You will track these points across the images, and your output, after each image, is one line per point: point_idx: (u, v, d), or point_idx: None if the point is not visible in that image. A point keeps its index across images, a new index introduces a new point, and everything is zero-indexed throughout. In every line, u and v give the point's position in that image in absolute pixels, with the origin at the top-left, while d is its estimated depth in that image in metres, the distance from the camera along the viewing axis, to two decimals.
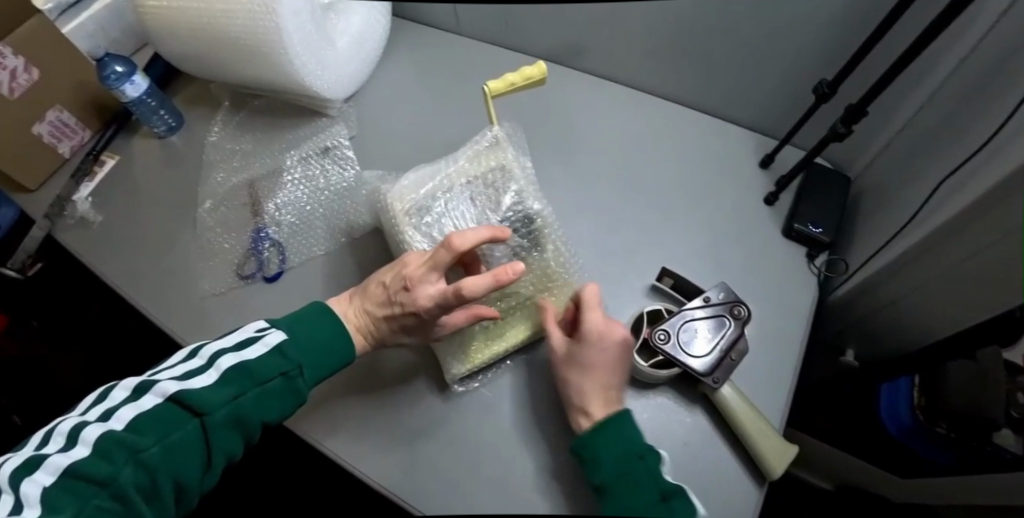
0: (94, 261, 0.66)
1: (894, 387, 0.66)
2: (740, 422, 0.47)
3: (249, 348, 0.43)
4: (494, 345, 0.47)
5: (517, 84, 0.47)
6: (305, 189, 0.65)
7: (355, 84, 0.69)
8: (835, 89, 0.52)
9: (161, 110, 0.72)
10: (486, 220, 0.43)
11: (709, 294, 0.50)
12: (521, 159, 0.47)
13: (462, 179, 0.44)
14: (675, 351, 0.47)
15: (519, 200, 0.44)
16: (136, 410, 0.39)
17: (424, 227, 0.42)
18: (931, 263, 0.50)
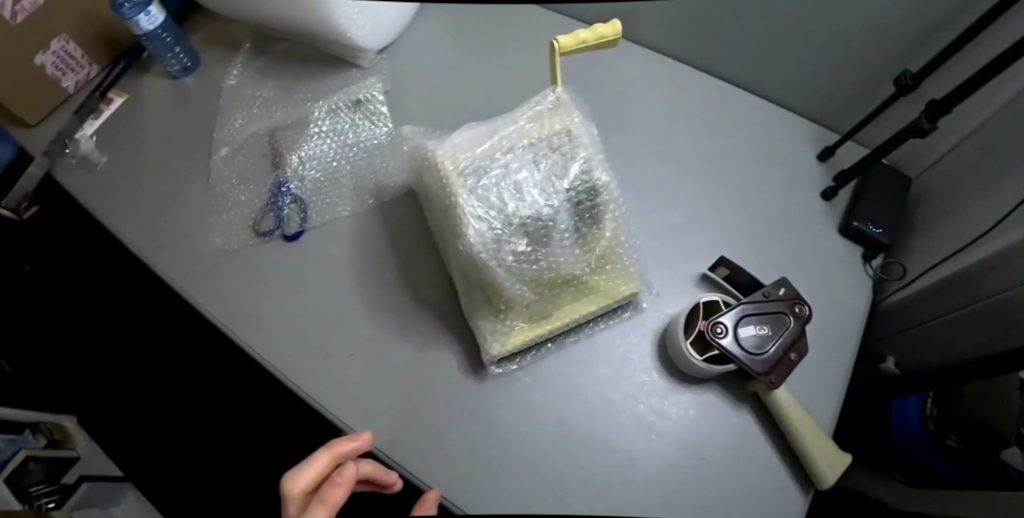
0: (99, 206, 0.62)
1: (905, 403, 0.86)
2: (794, 427, 0.44)
3: None
4: (537, 328, 0.43)
5: (589, 43, 0.42)
6: (333, 144, 0.61)
7: (390, 37, 0.64)
8: (919, 82, 0.49)
9: (176, 48, 0.66)
10: (549, 188, 0.39)
11: (769, 289, 0.46)
12: (586, 125, 0.42)
13: (524, 141, 0.40)
14: (733, 347, 0.44)
15: (587, 169, 0.40)
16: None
17: (481, 190, 0.38)
18: (992, 281, 0.47)
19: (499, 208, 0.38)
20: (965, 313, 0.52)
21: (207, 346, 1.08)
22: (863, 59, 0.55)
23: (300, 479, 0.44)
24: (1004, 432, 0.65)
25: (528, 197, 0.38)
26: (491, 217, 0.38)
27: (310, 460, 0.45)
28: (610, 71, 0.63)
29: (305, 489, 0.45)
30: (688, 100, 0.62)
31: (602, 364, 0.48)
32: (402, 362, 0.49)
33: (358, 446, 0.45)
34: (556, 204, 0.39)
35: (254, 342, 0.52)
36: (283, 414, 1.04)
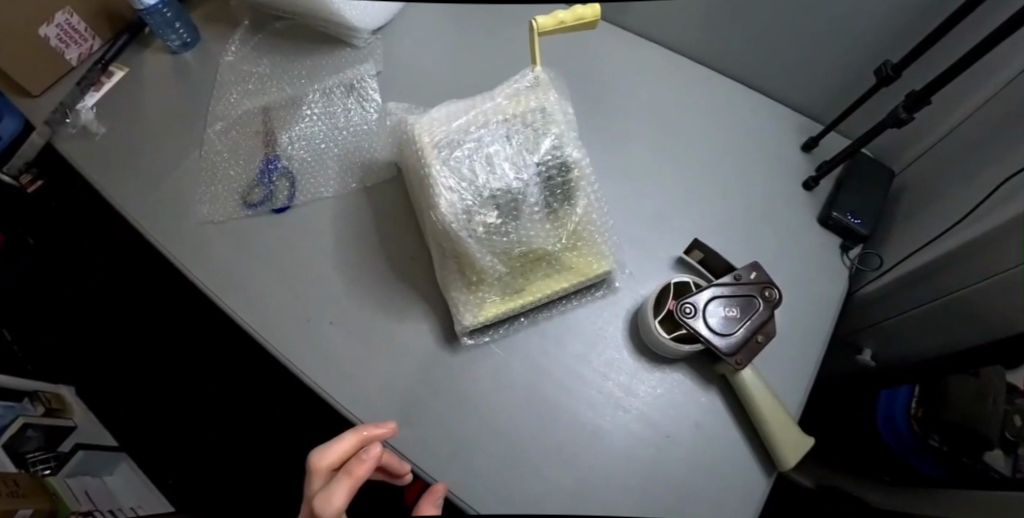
0: (96, 174, 0.64)
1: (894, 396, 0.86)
2: (758, 408, 0.45)
3: None
4: (509, 301, 0.44)
5: (568, 24, 0.43)
6: (322, 121, 0.61)
7: (385, 18, 0.65)
8: (899, 73, 0.50)
9: (177, 23, 0.68)
10: (520, 162, 0.40)
11: (740, 272, 0.47)
12: (562, 103, 0.43)
13: (498, 116, 0.41)
14: (701, 326, 0.45)
15: (558, 145, 0.41)
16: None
17: (453, 162, 0.39)
18: (965, 272, 0.47)
19: (470, 181, 0.39)
20: (942, 303, 0.52)
21: (208, 345, 1.09)
22: (847, 50, 0.55)
23: (327, 454, 0.40)
24: (987, 433, 0.64)
25: (499, 169, 0.40)
26: (462, 188, 0.39)
27: (336, 438, 0.41)
28: (599, 58, 0.64)
29: (331, 468, 0.40)
30: (675, 89, 0.63)
31: (574, 341, 0.50)
32: (379, 332, 0.51)
33: (382, 432, 0.43)
34: (526, 178, 0.40)
35: (239, 309, 0.53)
36: (282, 412, 1.04)
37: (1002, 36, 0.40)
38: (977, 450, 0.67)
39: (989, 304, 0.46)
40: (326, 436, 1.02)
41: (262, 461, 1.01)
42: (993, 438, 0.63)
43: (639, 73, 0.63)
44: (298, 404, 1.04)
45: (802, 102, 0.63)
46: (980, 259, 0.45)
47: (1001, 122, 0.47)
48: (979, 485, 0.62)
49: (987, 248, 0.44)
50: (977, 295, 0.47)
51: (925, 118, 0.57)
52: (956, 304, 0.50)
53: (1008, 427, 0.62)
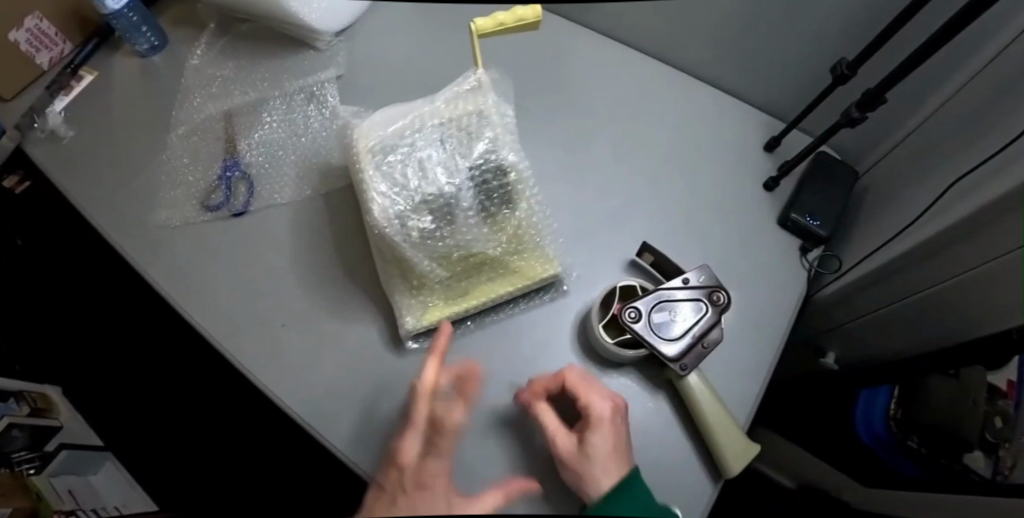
0: (63, 179, 0.64)
1: (873, 394, 0.79)
2: (700, 412, 0.45)
3: None
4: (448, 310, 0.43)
5: (507, 27, 0.43)
6: (282, 125, 0.61)
7: (346, 21, 0.65)
8: (855, 72, 0.49)
9: (144, 27, 0.68)
10: (453, 166, 0.40)
11: (690, 276, 0.47)
12: (502, 106, 0.43)
13: (434, 120, 0.41)
14: (645, 330, 0.44)
15: (494, 148, 0.41)
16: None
17: (386, 167, 0.39)
18: (934, 270, 0.47)
19: (403, 185, 0.39)
20: (909, 301, 0.51)
21: (191, 346, 1.10)
22: (810, 49, 0.54)
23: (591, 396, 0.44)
24: (967, 436, 0.65)
25: (433, 175, 0.39)
26: (395, 193, 0.39)
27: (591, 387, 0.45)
28: (561, 61, 0.64)
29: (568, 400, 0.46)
30: (636, 90, 0.62)
31: (523, 344, 0.49)
32: (332, 335, 0.51)
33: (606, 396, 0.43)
34: (459, 183, 0.40)
35: (196, 313, 0.53)
36: (268, 410, 1.06)
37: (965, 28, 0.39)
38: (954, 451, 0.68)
39: (960, 303, 0.45)
40: (311, 441, 1.03)
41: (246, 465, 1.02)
42: (972, 439, 0.65)
43: (601, 75, 0.63)
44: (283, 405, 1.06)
45: (768, 101, 0.63)
46: (949, 256, 0.44)
47: (972, 116, 0.46)
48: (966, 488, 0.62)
49: (957, 244, 0.43)
50: (946, 292, 0.46)
51: (890, 116, 0.56)
52: (925, 302, 0.50)
53: (988, 430, 0.63)
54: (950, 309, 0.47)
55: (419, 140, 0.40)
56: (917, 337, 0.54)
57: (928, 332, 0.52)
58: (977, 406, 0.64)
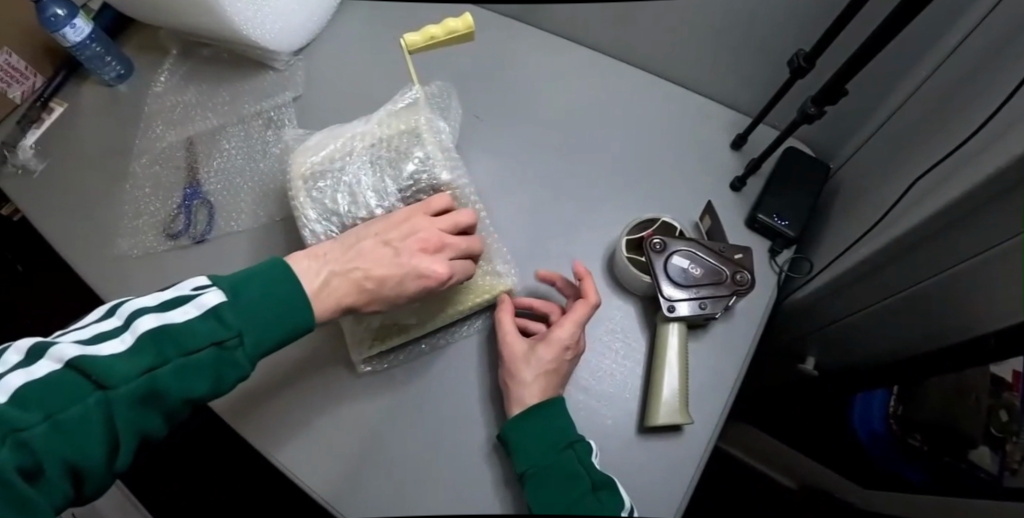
0: (33, 213, 0.64)
1: (870, 395, 0.78)
2: (658, 400, 0.45)
3: (102, 344, 0.36)
4: (389, 335, 0.49)
5: (439, 40, 0.46)
6: (241, 152, 0.61)
7: (300, 42, 0.65)
8: (813, 63, 0.46)
9: (108, 56, 0.68)
10: (383, 188, 0.46)
11: (725, 248, 0.49)
12: (433, 124, 0.48)
13: (366, 143, 0.46)
14: (660, 265, 0.48)
15: (423, 167, 0.46)
16: (24, 377, 0.34)
17: (317, 193, 0.45)
18: (911, 267, 0.44)
19: (333, 211, 0.45)
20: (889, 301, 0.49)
21: None
22: (770, 45, 0.53)
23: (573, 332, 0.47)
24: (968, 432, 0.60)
25: (361, 198, 0.45)
26: (325, 217, 0.45)
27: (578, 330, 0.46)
28: (519, 70, 0.63)
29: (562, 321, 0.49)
30: (597, 98, 0.62)
31: (475, 361, 0.50)
32: (288, 362, 0.50)
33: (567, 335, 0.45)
34: (390, 203, 0.46)
35: None
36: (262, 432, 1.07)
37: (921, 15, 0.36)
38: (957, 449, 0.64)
39: (950, 300, 0.42)
40: None
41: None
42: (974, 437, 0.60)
43: (558, 82, 0.63)
44: None
45: (733, 99, 0.61)
46: (922, 255, 0.43)
47: (938, 105, 0.44)
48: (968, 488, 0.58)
49: (930, 240, 0.41)
50: (931, 289, 0.44)
51: (857, 109, 0.54)
52: (908, 302, 0.47)
53: (991, 425, 0.55)
54: (937, 308, 0.44)
55: (348, 167, 0.45)
56: (903, 335, 0.52)
57: (914, 330, 0.50)
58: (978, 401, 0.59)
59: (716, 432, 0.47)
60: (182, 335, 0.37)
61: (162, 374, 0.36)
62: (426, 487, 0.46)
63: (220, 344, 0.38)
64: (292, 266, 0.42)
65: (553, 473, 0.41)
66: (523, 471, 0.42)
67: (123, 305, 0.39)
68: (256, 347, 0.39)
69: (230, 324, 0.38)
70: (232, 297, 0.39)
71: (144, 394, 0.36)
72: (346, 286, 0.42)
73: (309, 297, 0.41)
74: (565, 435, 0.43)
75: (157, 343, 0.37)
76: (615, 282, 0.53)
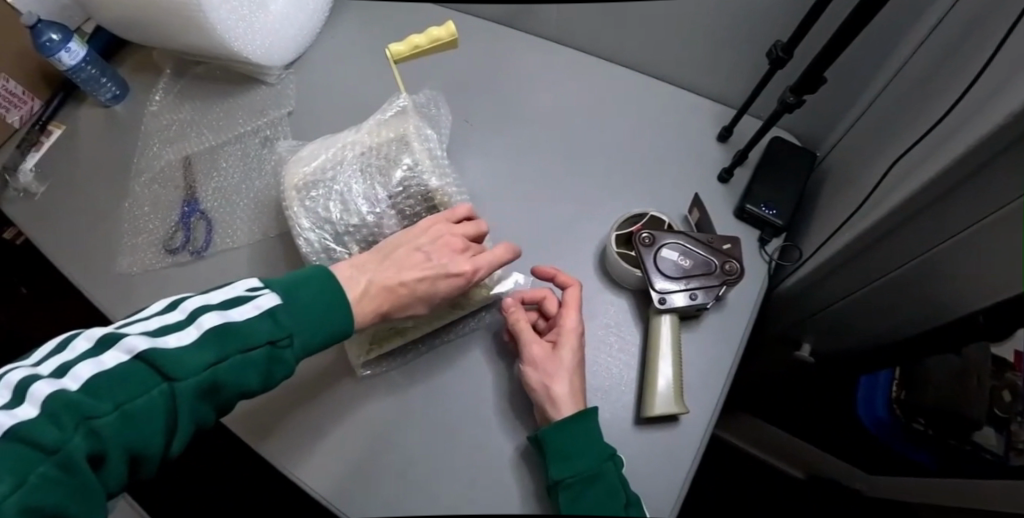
0: (34, 234, 0.66)
1: (874, 378, 0.77)
2: (650, 398, 0.46)
3: (166, 336, 0.37)
4: (386, 339, 0.50)
5: (424, 48, 0.46)
6: (237, 168, 0.62)
7: (291, 57, 0.66)
8: (791, 54, 0.47)
9: (104, 78, 0.70)
10: (374, 194, 0.46)
11: (715, 239, 0.50)
12: (422, 130, 0.49)
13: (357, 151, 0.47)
14: (650, 258, 0.49)
15: (413, 173, 0.47)
16: (94, 367, 0.34)
17: (310, 202, 0.46)
18: (897, 248, 0.45)
19: (326, 219, 0.46)
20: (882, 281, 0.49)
21: None
22: (750, 38, 0.54)
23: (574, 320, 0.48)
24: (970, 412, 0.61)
25: (353, 206, 0.46)
26: (319, 226, 0.45)
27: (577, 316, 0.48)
28: (507, 74, 0.64)
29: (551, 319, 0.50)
30: (583, 97, 0.63)
31: (472, 362, 0.51)
32: None
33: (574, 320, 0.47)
34: (381, 210, 0.47)
35: None
36: None
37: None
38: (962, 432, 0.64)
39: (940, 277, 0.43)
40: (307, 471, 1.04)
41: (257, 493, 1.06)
42: (979, 419, 0.60)
43: (545, 84, 0.64)
44: None
45: (718, 92, 0.62)
46: (906, 236, 0.43)
47: (918, 86, 0.44)
48: (978, 473, 0.58)
49: (914, 219, 0.41)
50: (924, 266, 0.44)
51: (840, 97, 0.55)
52: (900, 283, 0.48)
53: (997, 404, 0.58)
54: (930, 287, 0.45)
55: (340, 176, 0.46)
56: (899, 315, 0.52)
57: (907, 310, 0.50)
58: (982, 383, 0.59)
59: (712, 424, 0.48)
60: (240, 332, 0.38)
61: (224, 368, 0.37)
62: (430, 487, 0.47)
63: (274, 343, 0.39)
64: (335, 274, 0.43)
65: (591, 486, 0.42)
66: (558, 480, 0.42)
67: (187, 300, 0.40)
68: (306, 346, 0.41)
69: (285, 324, 0.40)
70: (287, 300, 0.41)
71: (205, 388, 0.37)
72: (382, 292, 0.43)
73: (351, 301, 0.42)
74: (604, 448, 0.43)
75: (219, 339, 0.38)
76: (608, 280, 0.53)
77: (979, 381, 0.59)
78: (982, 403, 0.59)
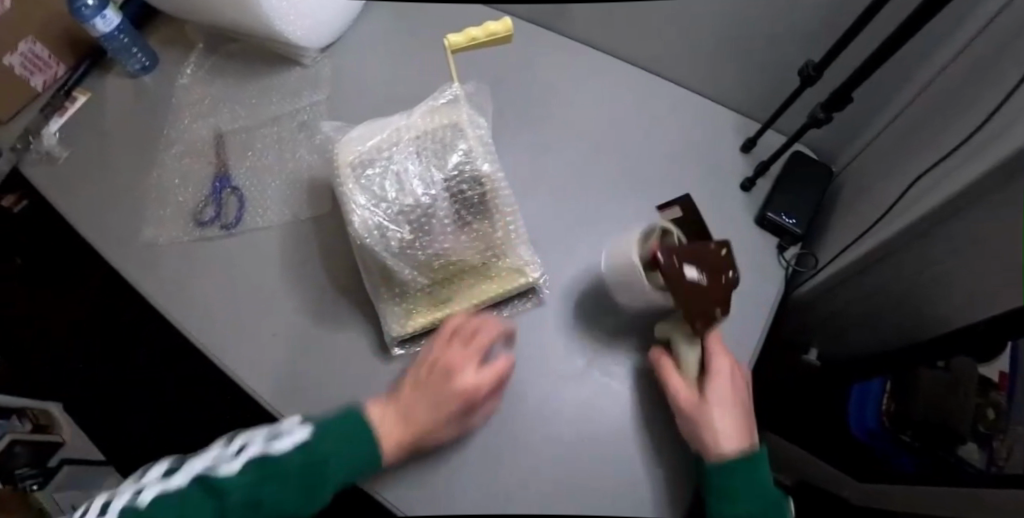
0: (57, 199, 0.65)
1: (866, 390, 0.79)
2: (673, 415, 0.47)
3: (277, 442, 0.44)
4: (424, 323, 0.46)
5: (480, 40, 0.47)
6: (272, 145, 0.63)
7: (329, 38, 0.67)
8: (821, 73, 0.50)
9: (134, 48, 0.69)
10: (429, 178, 0.44)
11: None
12: (476, 117, 0.47)
13: (412, 133, 0.45)
14: None
15: (468, 159, 0.44)
16: (235, 459, 0.44)
17: (366, 180, 0.44)
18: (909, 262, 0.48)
19: (381, 197, 0.44)
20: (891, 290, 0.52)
21: None
22: (779, 55, 0.56)
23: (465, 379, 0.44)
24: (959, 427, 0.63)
25: (409, 188, 0.44)
26: (374, 206, 0.43)
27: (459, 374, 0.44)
28: (539, 72, 0.66)
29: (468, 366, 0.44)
30: (614, 99, 0.65)
31: (501, 350, 0.52)
32: (317, 343, 0.52)
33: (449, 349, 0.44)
34: (435, 193, 0.44)
35: (187, 325, 0.55)
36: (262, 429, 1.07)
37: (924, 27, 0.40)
38: (948, 444, 0.66)
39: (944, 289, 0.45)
40: None
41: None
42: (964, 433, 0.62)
43: (577, 84, 0.66)
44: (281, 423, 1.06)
45: (742, 104, 0.65)
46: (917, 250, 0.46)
47: (936, 110, 0.47)
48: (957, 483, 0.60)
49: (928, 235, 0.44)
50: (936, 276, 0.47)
51: (860, 115, 0.58)
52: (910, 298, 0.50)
53: (980, 420, 0.60)
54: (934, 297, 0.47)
55: (396, 156, 0.44)
56: (903, 324, 0.54)
57: (915, 321, 0.52)
58: (966, 399, 0.61)
59: None
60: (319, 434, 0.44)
61: (310, 446, 0.43)
62: (454, 466, 0.48)
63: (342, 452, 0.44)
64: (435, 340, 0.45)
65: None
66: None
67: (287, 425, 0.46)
68: (364, 457, 0.44)
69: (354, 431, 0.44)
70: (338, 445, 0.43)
71: (302, 464, 0.43)
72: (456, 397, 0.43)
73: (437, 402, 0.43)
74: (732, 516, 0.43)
75: (307, 455, 0.43)
76: None
77: (962, 395, 0.61)
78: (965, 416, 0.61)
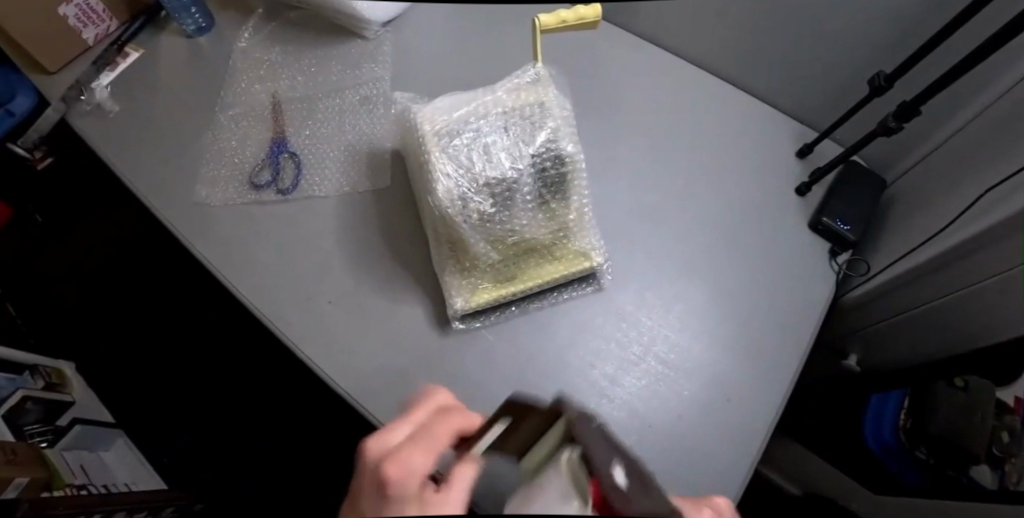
0: (107, 152, 0.65)
1: (883, 401, 0.72)
2: None
3: None
4: (490, 295, 0.49)
5: (569, 23, 0.48)
6: (333, 114, 0.63)
7: (394, 12, 0.67)
8: (892, 83, 0.50)
9: (193, 8, 0.68)
10: (516, 151, 0.47)
11: None
12: (559, 99, 0.50)
13: (500, 108, 0.48)
14: None
15: (554, 138, 0.48)
16: None
17: (452, 149, 0.46)
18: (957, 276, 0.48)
19: (468, 167, 0.46)
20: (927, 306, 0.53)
21: (205, 328, 1.09)
22: (840, 65, 0.57)
23: None
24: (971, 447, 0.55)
25: (494, 159, 0.46)
26: (460, 174, 0.46)
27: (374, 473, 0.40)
28: (600, 65, 0.67)
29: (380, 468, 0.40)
30: (673, 96, 0.65)
31: (557, 332, 0.52)
32: (377, 311, 0.53)
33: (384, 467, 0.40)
34: (521, 167, 0.47)
35: (240, 285, 0.55)
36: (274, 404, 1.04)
37: (1006, 42, 0.40)
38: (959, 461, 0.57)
39: (983, 306, 0.45)
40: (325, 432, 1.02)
41: (273, 455, 1.00)
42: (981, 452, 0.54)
43: (637, 79, 0.66)
44: (298, 397, 1.05)
45: (798, 111, 0.66)
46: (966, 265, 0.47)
47: (996, 131, 0.48)
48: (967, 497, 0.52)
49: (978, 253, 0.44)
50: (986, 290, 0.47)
51: (918, 129, 0.58)
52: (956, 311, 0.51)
53: (996, 443, 0.52)
54: (969, 314, 0.48)
55: (483, 128, 0.47)
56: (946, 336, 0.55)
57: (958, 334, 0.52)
58: (987, 419, 0.54)
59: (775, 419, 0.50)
60: None
61: None
62: None
63: None
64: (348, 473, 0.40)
65: None
66: None
67: None
68: None
69: None
70: None
71: None
72: None
73: None
74: None
75: None
76: (689, 270, 0.56)
77: (983, 416, 0.54)
78: (985, 433, 0.54)
